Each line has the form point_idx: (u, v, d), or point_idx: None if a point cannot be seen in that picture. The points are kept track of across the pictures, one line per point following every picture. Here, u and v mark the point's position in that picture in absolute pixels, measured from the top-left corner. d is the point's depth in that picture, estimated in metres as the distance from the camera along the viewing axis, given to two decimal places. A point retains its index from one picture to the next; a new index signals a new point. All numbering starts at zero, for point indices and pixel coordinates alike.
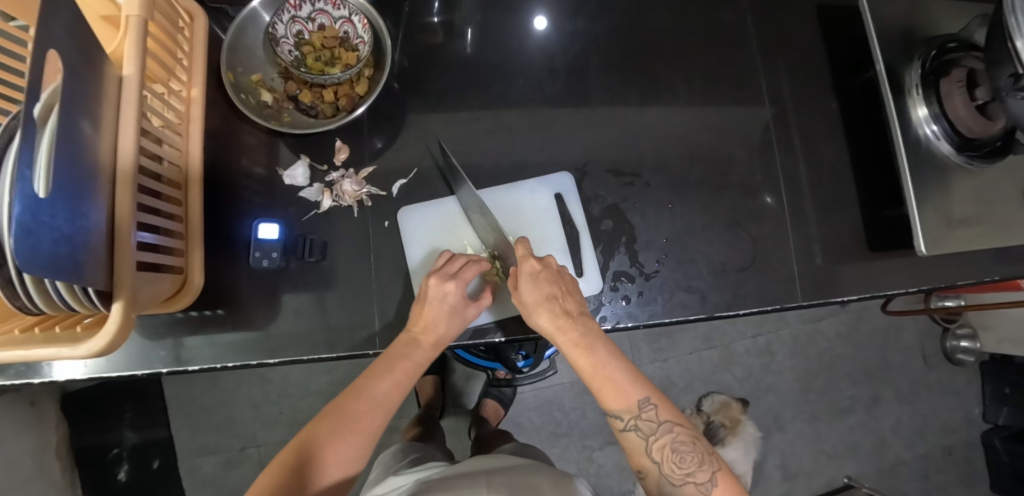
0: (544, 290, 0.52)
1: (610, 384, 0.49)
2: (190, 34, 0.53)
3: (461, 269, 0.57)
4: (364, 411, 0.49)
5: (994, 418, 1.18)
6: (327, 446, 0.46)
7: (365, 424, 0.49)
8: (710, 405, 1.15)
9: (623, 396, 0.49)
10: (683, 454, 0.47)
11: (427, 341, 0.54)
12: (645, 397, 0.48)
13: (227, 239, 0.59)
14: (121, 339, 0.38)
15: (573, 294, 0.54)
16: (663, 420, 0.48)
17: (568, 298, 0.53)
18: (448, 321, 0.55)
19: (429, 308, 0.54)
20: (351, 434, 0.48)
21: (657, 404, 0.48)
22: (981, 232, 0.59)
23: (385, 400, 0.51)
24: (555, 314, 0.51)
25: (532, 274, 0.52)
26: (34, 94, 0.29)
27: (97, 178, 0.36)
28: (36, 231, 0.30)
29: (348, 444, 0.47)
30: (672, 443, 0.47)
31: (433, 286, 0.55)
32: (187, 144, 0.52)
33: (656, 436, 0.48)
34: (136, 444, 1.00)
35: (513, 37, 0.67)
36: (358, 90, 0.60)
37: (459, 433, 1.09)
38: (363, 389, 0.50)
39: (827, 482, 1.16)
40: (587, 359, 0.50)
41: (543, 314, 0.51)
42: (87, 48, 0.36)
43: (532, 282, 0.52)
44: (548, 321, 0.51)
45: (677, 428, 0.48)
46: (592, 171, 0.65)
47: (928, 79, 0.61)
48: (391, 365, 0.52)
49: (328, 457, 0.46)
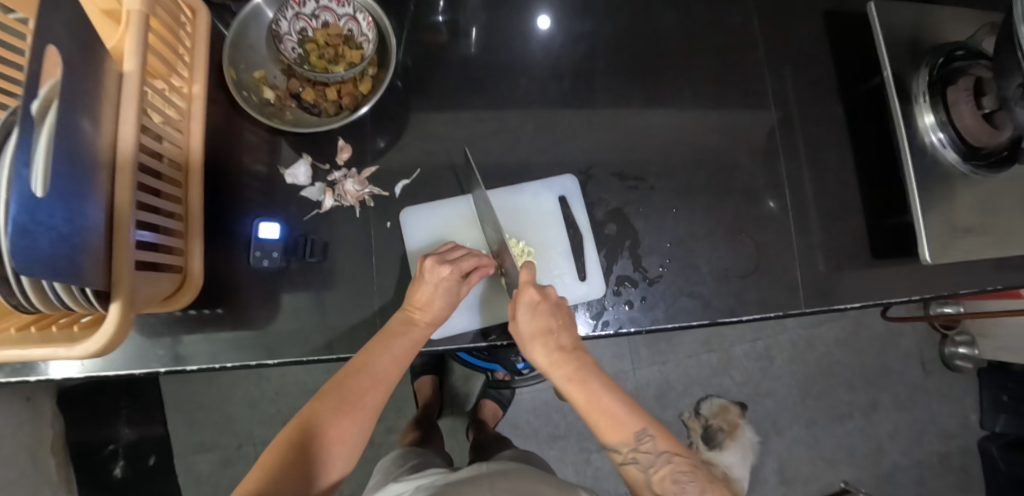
0: (541, 322, 0.52)
1: (607, 416, 0.48)
2: (192, 30, 0.52)
3: (461, 256, 0.57)
4: (367, 388, 0.49)
5: (990, 426, 1.18)
6: (333, 422, 0.46)
7: (368, 402, 0.48)
8: (707, 409, 1.15)
9: (619, 429, 0.47)
10: (684, 485, 0.44)
11: (423, 320, 0.55)
12: (642, 428, 0.47)
13: (228, 237, 0.58)
14: (120, 339, 0.38)
15: (568, 325, 0.54)
16: (662, 450, 0.45)
17: (564, 332, 0.53)
18: (443, 299, 0.55)
19: (424, 288, 0.54)
20: (356, 411, 0.47)
21: (655, 435, 0.46)
22: (986, 242, 0.59)
23: (386, 377, 0.50)
24: (550, 348, 0.52)
25: (530, 304, 0.52)
26: (32, 91, 0.29)
27: (96, 177, 0.36)
28: (33, 230, 0.29)
29: (350, 420, 0.47)
30: (673, 474, 0.45)
31: (428, 268, 0.55)
32: (188, 141, 0.51)
33: (654, 469, 0.45)
34: (132, 441, 0.99)
35: (519, 38, 0.66)
36: (361, 89, 0.59)
37: (456, 434, 1.09)
38: (364, 366, 0.50)
39: (824, 487, 1.16)
40: (581, 393, 0.49)
41: (537, 348, 0.52)
42: (87, 44, 0.35)
43: (530, 311, 0.52)
44: (543, 356, 0.52)
45: (677, 457, 0.45)
46: (595, 174, 0.64)
47: (935, 86, 0.60)
48: (389, 342, 0.52)
49: (336, 433, 0.46)
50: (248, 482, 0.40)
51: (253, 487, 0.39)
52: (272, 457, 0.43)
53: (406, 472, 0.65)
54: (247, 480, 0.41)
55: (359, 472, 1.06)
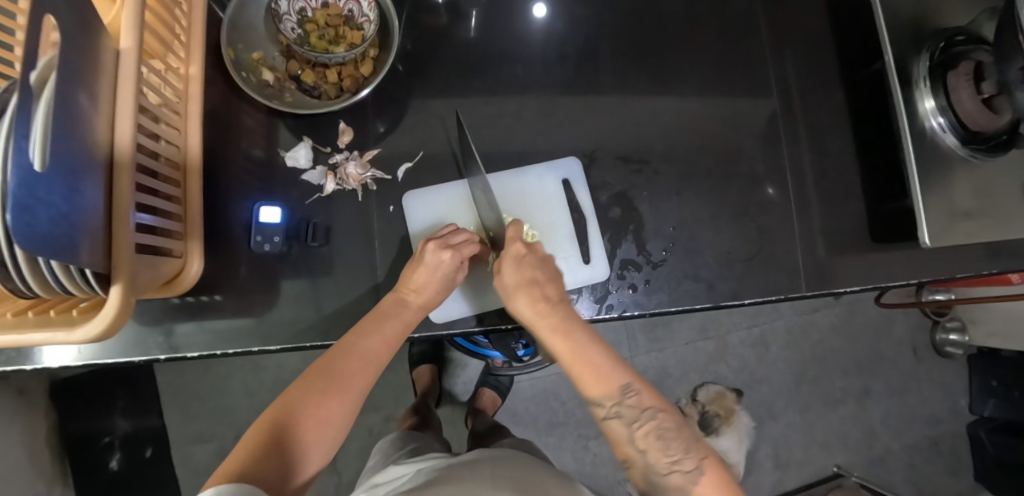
0: (525, 274, 0.51)
1: (590, 368, 0.47)
2: (189, 9, 0.50)
3: (462, 241, 0.56)
4: (355, 371, 0.48)
5: (980, 410, 1.21)
6: (317, 405, 0.45)
7: (355, 384, 0.48)
8: (705, 395, 1.16)
9: (603, 381, 0.47)
10: (668, 441, 0.45)
11: (417, 302, 0.54)
12: (627, 383, 0.47)
13: (226, 222, 0.57)
14: (121, 323, 0.37)
15: (554, 279, 0.53)
16: (646, 406, 0.46)
17: (549, 286, 0.52)
18: (437, 287, 0.54)
19: (421, 271, 0.54)
20: (342, 393, 0.47)
21: (639, 390, 0.47)
22: (986, 224, 0.59)
23: (376, 359, 0.50)
24: (534, 299, 0.50)
25: (516, 257, 0.52)
26: (31, 61, 0.28)
27: (95, 156, 0.35)
28: (33, 207, 0.28)
29: (337, 403, 0.46)
30: (657, 430, 0.46)
31: (430, 251, 0.54)
32: (186, 124, 0.50)
33: (639, 424, 0.46)
34: (128, 433, 0.98)
35: (519, 22, 0.65)
36: (363, 71, 0.58)
37: (455, 423, 1.09)
38: (353, 347, 0.49)
39: (817, 471, 1.17)
40: (565, 343, 0.48)
41: (522, 297, 0.50)
42: (85, 18, 0.34)
43: (515, 264, 0.52)
44: (528, 306, 0.50)
45: (661, 414, 0.46)
46: (600, 158, 0.64)
47: (936, 71, 0.61)
48: (381, 323, 0.52)
49: (319, 415, 0.45)
50: (230, 466, 0.39)
51: (237, 469, 0.38)
52: (253, 439, 0.42)
53: (405, 457, 0.64)
54: (228, 461, 0.40)
55: (358, 460, 1.06)
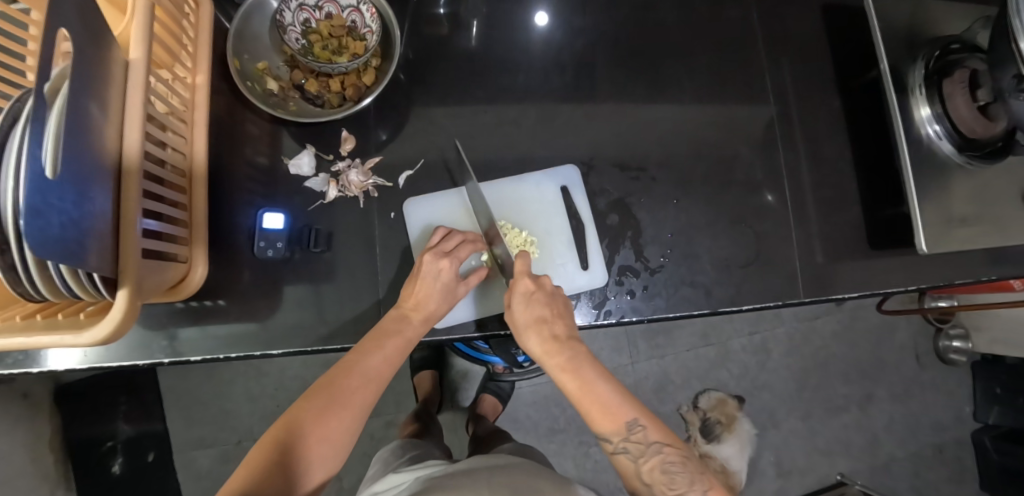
0: (534, 312, 0.52)
1: (598, 404, 0.48)
2: (196, 20, 0.52)
3: (456, 246, 0.58)
4: (356, 387, 0.49)
5: (984, 418, 1.20)
6: (319, 424, 0.46)
7: (356, 401, 0.48)
8: (705, 402, 1.16)
9: (611, 417, 0.47)
10: (674, 475, 0.45)
11: (418, 317, 0.54)
12: (634, 419, 0.47)
13: (230, 228, 0.58)
14: (127, 325, 0.38)
15: (563, 314, 0.54)
16: (652, 440, 0.46)
17: (558, 321, 0.53)
18: (438, 298, 0.55)
19: (422, 283, 0.54)
20: (342, 410, 0.47)
21: (645, 425, 0.47)
22: (983, 231, 0.60)
23: (377, 376, 0.51)
24: (543, 338, 0.51)
25: (525, 293, 0.52)
26: (46, 71, 0.29)
27: (105, 165, 0.36)
28: (45, 212, 0.29)
29: (338, 420, 0.47)
30: (662, 465, 0.46)
31: (428, 261, 0.55)
32: (193, 133, 0.51)
33: (645, 458, 0.46)
34: (130, 437, 0.98)
35: (520, 31, 0.66)
36: (364, 80, 0.59)
37: (456, 429, 1.10)
38: (355, 364, 0.50)
39: (819, 479, 1.17)
40: (574, 382, 0.49)
41: (531, 336, 0.52)
42: (95, 28, 0.35)
43: (524, 301, 0.52)
44: (537, 345, 0.51)
45: (666, 448, 0.46)
46: (598, 165, 0.65)
47: (931, 79, 0.61)
48: (382, 341, 0.52)
49: (321, 432, 0.45)
50: (232, 484, 0.40)
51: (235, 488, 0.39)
52: (260, 457, 0.43)
53: (405, 464, 0.65)
54: (232, 480, 0.41)
55: (359, 466, 1.06)
